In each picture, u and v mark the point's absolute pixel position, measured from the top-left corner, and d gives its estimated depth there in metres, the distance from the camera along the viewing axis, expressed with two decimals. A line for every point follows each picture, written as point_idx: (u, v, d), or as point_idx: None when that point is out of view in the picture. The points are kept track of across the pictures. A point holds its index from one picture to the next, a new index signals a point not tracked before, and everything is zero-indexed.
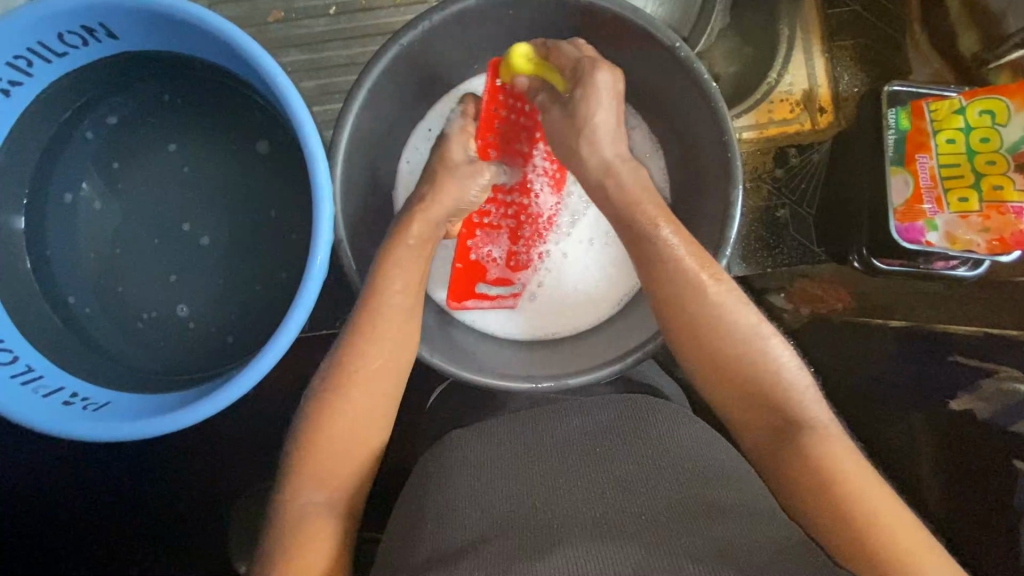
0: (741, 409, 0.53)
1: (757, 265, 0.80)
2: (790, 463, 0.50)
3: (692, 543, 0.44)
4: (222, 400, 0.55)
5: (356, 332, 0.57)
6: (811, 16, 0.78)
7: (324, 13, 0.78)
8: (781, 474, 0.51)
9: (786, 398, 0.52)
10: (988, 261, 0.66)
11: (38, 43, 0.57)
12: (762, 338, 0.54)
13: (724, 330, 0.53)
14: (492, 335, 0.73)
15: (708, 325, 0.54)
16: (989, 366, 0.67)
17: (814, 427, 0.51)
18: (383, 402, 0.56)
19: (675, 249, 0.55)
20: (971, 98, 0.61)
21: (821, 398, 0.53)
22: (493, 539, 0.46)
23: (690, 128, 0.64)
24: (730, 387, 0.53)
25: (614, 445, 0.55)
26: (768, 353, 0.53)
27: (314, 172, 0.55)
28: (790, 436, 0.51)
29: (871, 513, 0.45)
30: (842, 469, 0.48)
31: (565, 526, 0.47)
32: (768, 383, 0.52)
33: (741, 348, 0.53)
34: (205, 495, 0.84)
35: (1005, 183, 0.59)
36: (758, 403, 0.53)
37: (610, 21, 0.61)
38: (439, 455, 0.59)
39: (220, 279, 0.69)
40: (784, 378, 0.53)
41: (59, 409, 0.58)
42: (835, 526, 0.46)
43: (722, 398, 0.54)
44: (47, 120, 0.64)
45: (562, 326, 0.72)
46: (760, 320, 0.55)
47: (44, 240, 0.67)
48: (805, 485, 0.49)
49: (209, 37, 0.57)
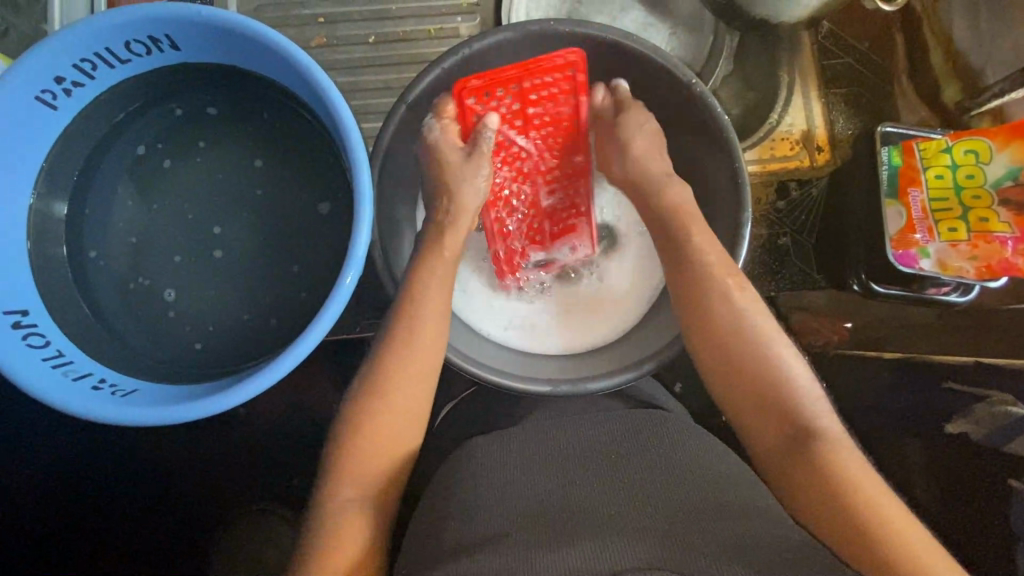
0: (755, 416, 0.56)
1: (762, 290, 0.85)
2: (801, 469, 0.52)
3: (709, 530, 0.46)
4: (255, 387, 0.57)
5: (395, 338, 0.60)
6: (809, 65, 0.85)
7: (363, 41, 0.84)
8: (795, 482, 0.52)
9: (799, 405, 0.55)
10: (979, 287, 0.70)
11: (105, 49, 0.61)
12: (777, 349, 0.57)
13: (740, 343, 0.57)
14: (530, 351, 0.74)
15: (727, 336, 0.58)
16: (981, 392, 0.69)
17: (825, 435, 0.53)
18: (412, 404, 0.58)
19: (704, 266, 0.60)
20: (956, 138, 0.66)
21: (831, 411, 0.55)
22: (513, 536, 0.47)
23: (702, 156, 0.70)
24: (746, 398, 0.56)
25: (633, 450, 0.57)
26: (779, 360, 0.56)
27: (358, 176, 0.59)
28: (804, 443, 0.53)
29: (890, 527, 0.47)
30: (850, 475, 0.50)
31: (586, 523, 0.48)
32: (779, 387, 0.55)
33: (755, 360, 0.56)
34: (215, 499, 0.84)
35: (990, 215, 0.64)
36: (773, 413, 0.55)
37: (628, 56, 0.67)
38: (462, 460, 0.60)
39: (247, 279, 0.71)
40: (797, 385, 0.56)
41: (88, 392, 0.59)
42: (844, 528, 0.48)
43: (734, 403, 0.57)
44: (100, 120, 0.68)
45: (592, 326, 0.76)
46: (776, 330, 0.58)
47: (84, 233, 0.69)
48: (815, 492, 0.51)
49: (264, 51, 0.62)
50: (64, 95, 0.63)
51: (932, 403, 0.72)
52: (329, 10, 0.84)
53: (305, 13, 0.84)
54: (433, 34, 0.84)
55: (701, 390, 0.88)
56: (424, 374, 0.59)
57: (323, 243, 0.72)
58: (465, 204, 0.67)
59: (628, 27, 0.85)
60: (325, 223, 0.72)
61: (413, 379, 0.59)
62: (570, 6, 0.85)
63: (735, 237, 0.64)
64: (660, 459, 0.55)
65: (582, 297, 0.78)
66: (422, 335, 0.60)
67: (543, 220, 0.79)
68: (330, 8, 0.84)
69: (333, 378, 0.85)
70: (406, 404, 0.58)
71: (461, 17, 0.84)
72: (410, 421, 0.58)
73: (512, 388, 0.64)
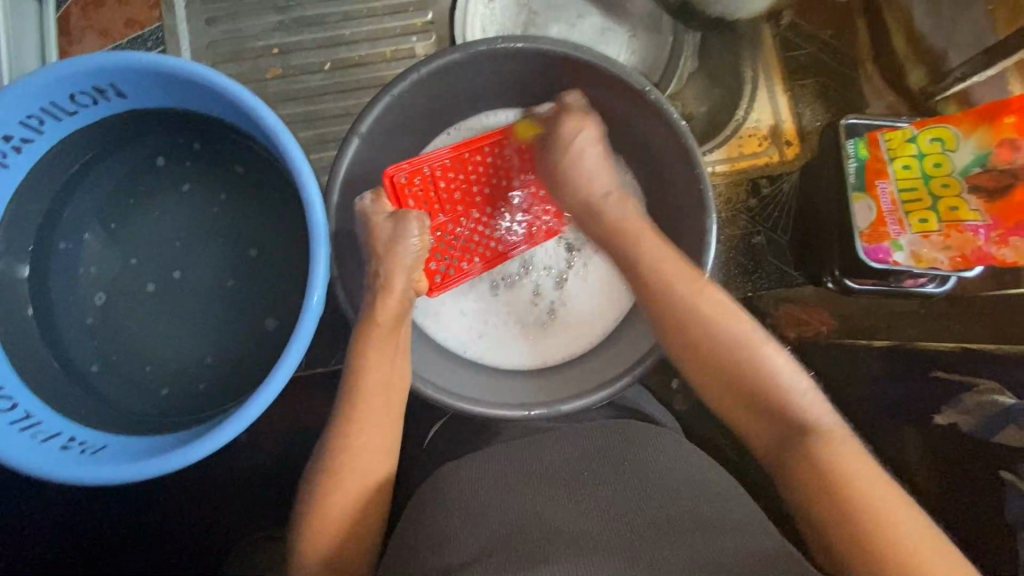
0: (744, 412, 0.56)
1: (740, 290, 0.85)
2: (796, 466, 0.51)
3: (681, 545, 0.45)
4: (220, 439, 0.56)
5: (358, 372, 0.60)
6: (772, 58, 0.84)
7: (319, 69, 0.83)
8: (788, 478, 0.51)
9: (789, 403, 0.54)
10: (955, 277, 0.71)
11: (50, 103, 0.60)
12: (758, 343, 0.56)
13: (717, 337, 0.57)
14: (505, 367, 0.74)
15: (699, 327, 0.58)
16: (967, 379, 0.66)
17: (819, 432, 0.52)
18: (378, 436, 0.59)
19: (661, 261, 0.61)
20: (921, 127, 0.65)
21: (824, 402, 0.54)
22: (490, 563, 0.45)
23: (665, 163, 0.68)
24: (734, 398, 0.56)
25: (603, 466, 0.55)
26: (765, 361, 0.55)
27: (312, 214, 0.58)
28: (798, 439, 0.52)
29: (885, 522, 0.45)
30: (848, 474, 0.48)
31: (559, 546, 0.46)
32: (766, 386, 0.55)
33: (731, 356, 0.56)
34: (203, 540, 0.83)
35: (960, 204, 0.62)
36: (759, 406, 0.55)
37: (582, 66, 0.65)
38: (434, 485, 0.59)
39: (215, 321, 0.71)
40: (784, 385, 0.55)
41: (57, 453, 0.58)
42: (841, 527, 0.46)
43: (720, 398, 0.57)
44: (54, 174, 0.67)
45: (572, 331, 0.76)
46: (758, 329, 0.58)
47: (45, 288, 0.68)
48: (817, 494, 0.49)
49: (209, 90, 0.61)
50: (14, 152, 0.62)
51: (918, 393, 0.69)
52: (282, 41, 0.83)
53: (258, 44, 0.83)
54: (389, 56, 0.83)
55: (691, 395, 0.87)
56: (386, 407, 0.60)
57: (291, 278, 0.71)
58: (399, 265, 0.64)
59: (585, 33, 0.84)
60: (293, 260, 0.71)
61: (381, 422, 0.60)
62: (525, 16, 0.84)
63: (702, 244, 0.63)
64: (630, 469, 0.54)
65: (565, 311, 0.77)
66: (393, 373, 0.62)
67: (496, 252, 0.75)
68: (283, 38, 0.83)
69: (316, 412, 0.84)
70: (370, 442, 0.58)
71: (416, 37, 0.83)
72: (388, 452, 0.60)
73: (482, 414, 0.63)
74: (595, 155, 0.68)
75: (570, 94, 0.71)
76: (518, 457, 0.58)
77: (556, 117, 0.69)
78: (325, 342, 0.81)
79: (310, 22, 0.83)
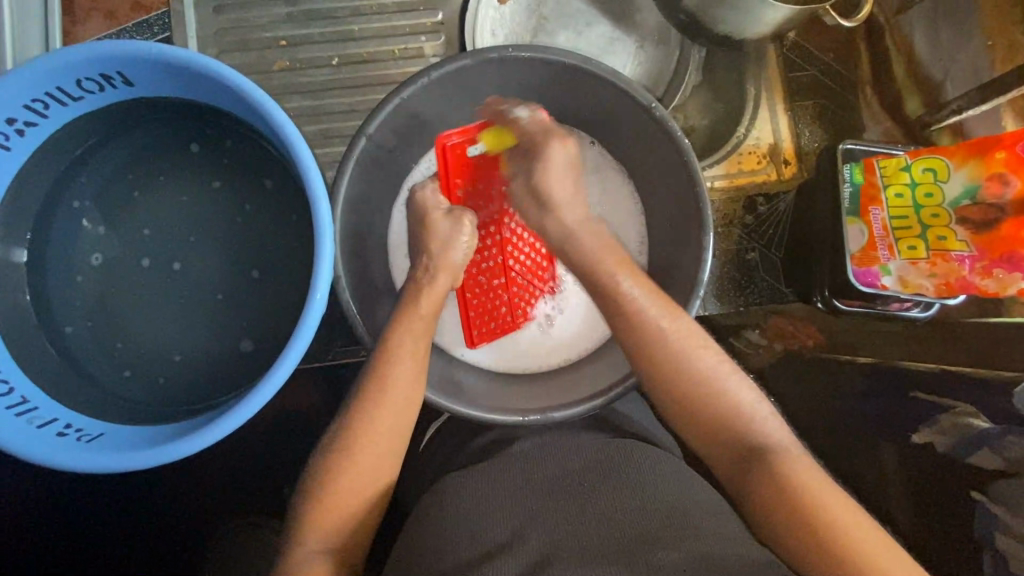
0: (710, 441, 0.57)
1: (731, 304, 0.89)
2: (756, 484, 0.53)
3: (673, 564, 0.47)
4: (217, 433, 0.57)
5: (371, 383, 0.60)
6: (775, 77, 0.85)
7: (326, 64, 0.83)
8: (750, 497, 0.54)
9: (749, 429, 0.56)
10: (939, 303, 0.74)
11: (56, 88, 0.60)
12: (717, 374, 0.58)
13: (683, 369, 0.58)
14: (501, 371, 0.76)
15: (655, 356, 0.58)
16: (945, 402, 0.68)
17: (776, 451, 0.54)
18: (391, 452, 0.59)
19: (636, 300, 0.60)
20: (915, 157, 0.67)
21: (782, 425, 0.57)
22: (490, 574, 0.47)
23: (668, 182, 0.70)
24: (701, 431, 0.57)
25: (605, 481, 0.55)
26: (726, 391, 0.57)
27: (318, 215, 0.59)
28: (757, 460, 0.54)
29: (850, 537, 0.47)
30: (805, 489, 0.51)
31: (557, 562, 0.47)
32: (727, 415, 0.57)
33: (694, 385, 0.57)
34: (195, 527, 0.84)
35: (948, 234, 0.64)
36: (726, 436, 0.57)
37: (591, 80, 0.66)
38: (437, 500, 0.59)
39: (212, 311, 0.71)
40: (745, 413, 0.57)
41: (53, 440, 0.59)
42: (801, 541, 0.49)
43: (685, 425, 0.59)
44: (56, 159, 0.67)
45: (570, 336, 0.77)
46: (721, 358, 0.59)
47: (42, 273, 0.68)
48: (778, 512, 0.51)
49: (218, 84, 0.61)
50: (17, 135, 0.61)
51: (898, 411, 0.71)
52: (290, 33, 0.83)
53: (266, 35, 0.83)
54: (397, 54, 0.84)
55: None
56: (406, 422, 0.60)
57: (293, 274, 0.72)
58: (447, 264, 0.67)
59: (594, 42, 0.85)
60: (296, 257, 0.72)
61: (391, 433, 0.59)
62: (535, 22, 0.84)
63: (699, 261, 0.65)
64: (629, 484, 0.54)
65: (563, 317, 0.78)
66: (397, 384, 0.60)
67: (506, 294, 0.76)
68: (291, 30, 0.83)
69: (310, 406, 0.85)
70: (380, 449, 0.58)
71: (425, 36, 0.83)
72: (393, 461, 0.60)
73: (477, 420, 0.64)
74: (562, 168, 0.66)
75: (577, 104, 0.72)
76: (525, 470, 0.58)
77: (546, 137, 0.66)
78: (324, 337, 0.82)
79: (320, 16, 0.83)
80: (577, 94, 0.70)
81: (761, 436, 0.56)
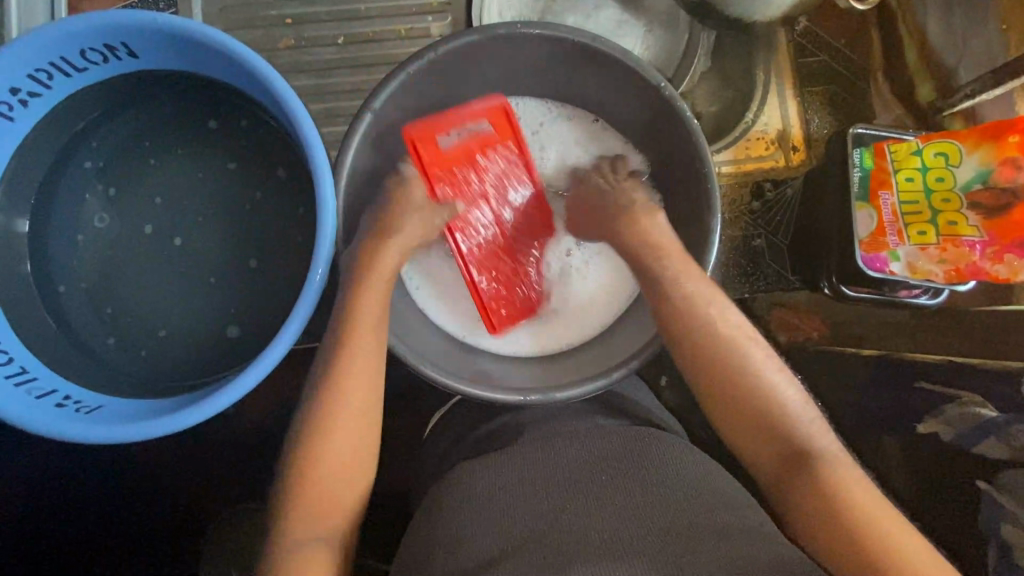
0: (755, 444, 0.57)
1: (735, 291, 0.85)
2: (800, 489, 0.53)
3: (680, 546, 0.46)
4: (214, 406, 0.56)
5: (329, 376, 0.58)
6: (784, 62, 0.85)
7: (332, 42, 0.82)
8: (792, 502, 0.53)
9: (795, 433, 0.55)
10: (948, 290, 0.72)
11: (60, 58, 0.59)
12: (766, 371, 0.58)
13: (736, 366, 0.58)
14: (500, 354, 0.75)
15: (708, 351, 0.59)
16: (952, 392, 0.67)
17: (821, 456, 0.54)
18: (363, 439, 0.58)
19: (687, 289, 0.61)
20: (926, 140, 0.66)
21: (827, 428, 0.56)
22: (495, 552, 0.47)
23: (676, 164, 0.69)
24: (744, 425, 0.57)
25: (617, 467, 0.55)
26: (774, 391, 0.57)
27: (320, 189, 0.58)
28: (802, 465, 0.54)
29: (897, 548, 0.47)
30: (852, 497, 0.51)
31: (563, 544, 0.47)
32: (773, 416, 0.56)
33: (744, 383, 0.57)
34: (194, 506, 0.83)
35: (958, 219, 0.63)
36: (771, 440, 0.56)
37: (601, 60, 0.65)
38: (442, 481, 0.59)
39: (213, 287, 0.71)
40: (792, 415, 0.56)
41: (52, 410, 0.58)
42: (846, 551, 0.48)
43: (729, 426, 0.58)
44: (59, 132, 0.66)
45: (571, 320, 0.76)
46: (771, 356, 0.60)
47: (43, 245, 0.68)
48: (823, 519, 0.51)
49: (223, 57, 0.61)
50: (20, 106, 0.61)
51: (903, 401, 0.71)
52: (296, 11, 0.82)
53: (271, 13, 0.82)
54: (404, 34, 0.83)
55: (683, 391, 0.89)
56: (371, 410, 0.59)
57: (296, 251, 0.71)
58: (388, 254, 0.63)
59: (602, 24, 0.84)
60: (298, 234, 0.71)
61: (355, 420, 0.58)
62: (542, 3, 0.83)
63: (706, 243, 0.64)
64: (637, 470, 0.54)
65: (565, 301, 0.77)
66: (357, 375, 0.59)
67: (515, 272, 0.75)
68: (297, 8, 0.82)
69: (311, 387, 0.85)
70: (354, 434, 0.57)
71: (432, 16, 0.83)
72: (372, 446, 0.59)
73: (478, 397, 0.63)
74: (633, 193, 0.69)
75: (585, 85, 0.72)
76: (527, 454, 0.58)
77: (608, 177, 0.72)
78: (326, 318, 0.81)
79: None
80: (585, 75, 0.70)
81: (807, 433, 0.55)
